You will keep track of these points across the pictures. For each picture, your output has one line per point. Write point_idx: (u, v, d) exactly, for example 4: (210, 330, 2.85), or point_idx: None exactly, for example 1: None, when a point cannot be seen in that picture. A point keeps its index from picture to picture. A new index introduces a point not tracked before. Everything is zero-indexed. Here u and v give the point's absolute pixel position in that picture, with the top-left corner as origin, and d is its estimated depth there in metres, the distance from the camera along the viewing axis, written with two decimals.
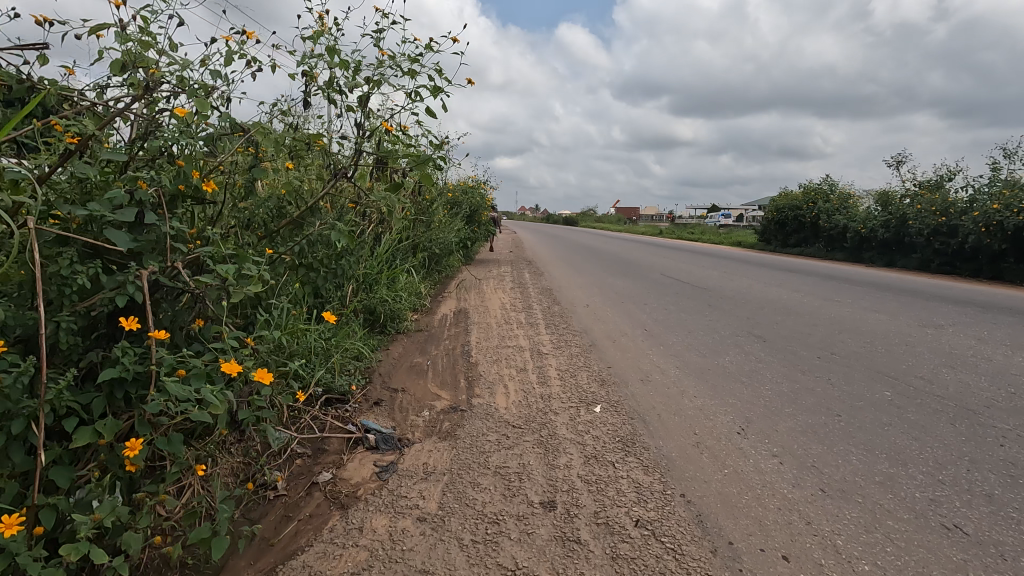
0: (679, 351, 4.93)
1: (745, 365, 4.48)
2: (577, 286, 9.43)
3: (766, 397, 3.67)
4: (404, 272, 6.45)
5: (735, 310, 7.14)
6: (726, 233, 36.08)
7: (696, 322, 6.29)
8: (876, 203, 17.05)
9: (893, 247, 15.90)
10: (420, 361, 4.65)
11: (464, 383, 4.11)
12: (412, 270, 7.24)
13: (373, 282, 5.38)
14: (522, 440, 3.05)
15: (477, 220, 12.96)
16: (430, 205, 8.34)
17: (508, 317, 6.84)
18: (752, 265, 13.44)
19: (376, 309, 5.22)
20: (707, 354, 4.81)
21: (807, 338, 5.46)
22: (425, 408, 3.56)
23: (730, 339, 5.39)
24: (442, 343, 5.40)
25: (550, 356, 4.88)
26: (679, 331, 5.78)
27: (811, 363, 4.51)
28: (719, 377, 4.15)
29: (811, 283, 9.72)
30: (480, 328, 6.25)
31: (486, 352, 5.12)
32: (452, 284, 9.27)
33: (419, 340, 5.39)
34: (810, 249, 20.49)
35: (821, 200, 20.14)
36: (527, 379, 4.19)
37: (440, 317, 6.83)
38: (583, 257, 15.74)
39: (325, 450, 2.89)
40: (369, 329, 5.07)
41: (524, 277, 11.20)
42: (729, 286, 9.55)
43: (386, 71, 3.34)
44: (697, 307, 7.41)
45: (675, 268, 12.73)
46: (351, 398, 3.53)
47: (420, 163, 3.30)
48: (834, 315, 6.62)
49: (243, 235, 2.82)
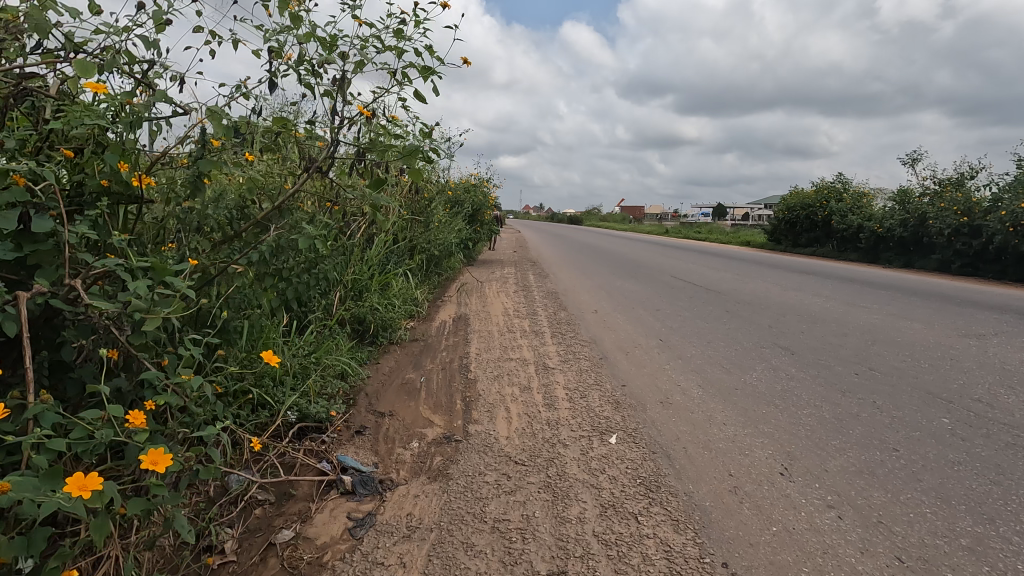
0: (700, 366, 4.45)
1: (776, 384, 4.00)
2: (584, 289, 8.95)
3: (806, 426, 3.19)
4: (399, 276, 6.00)
5: (755, 317, 6.67)
6: (734, 232, 35.51)
7: (714, 331, 5.81)
8: (893, 202, 16.49)
9: (911, 248, 15.37)
10: (413, 379, 4.19)
11: (461, 406, 3.64)
12: (409, 273, 6.78)
13: (363, 289, 4.92)
14: (526, 482, 2.58)
15: (479, 220, 12.50)
16: (429, 204, 7.89)
17: (511, 324, 6.38)
18: (765, 266, 12.93)
19: (365, 319, 4.76)
20: (731, 370, 4.33)
21: (839, 351, 4.98)
22: (415, 438, 3.11)
23: (754, 352, 4.91)
24: (439, 355, 4.95)
25: (557, 372, 4.41)
26: (697, 342, 5.30)
27: (850, 382, 4.04)
28: (749, 399, 3.69)
29: (831, 286, 9.23)
30: (480, 337, 5.79)
31: (486, 367, 4.66)
32: (452, 288, 8.81)
33: (414, 352, 4.92)
34: (822, 249, 19.94)
35: (834, 198, 19.60)
36: (531, 401, 3.72)
37: (438, 325, 6.38)
38: (589, 257, 15.26)
39: (291, 496, 2.43)
40: (358, 341, 4.62)
41: (528, 279, 10.73)
42: (745, 289, 9.06)
43: (369, 48, 2.84)
44: (713, 313, 6.93)
45: (686, 269, 12.24)
46: (329, 427, 3.08)
47: (409, 155, 2.82)
48: (864, 324, 6.12)
49: (192, 240, 2.35)
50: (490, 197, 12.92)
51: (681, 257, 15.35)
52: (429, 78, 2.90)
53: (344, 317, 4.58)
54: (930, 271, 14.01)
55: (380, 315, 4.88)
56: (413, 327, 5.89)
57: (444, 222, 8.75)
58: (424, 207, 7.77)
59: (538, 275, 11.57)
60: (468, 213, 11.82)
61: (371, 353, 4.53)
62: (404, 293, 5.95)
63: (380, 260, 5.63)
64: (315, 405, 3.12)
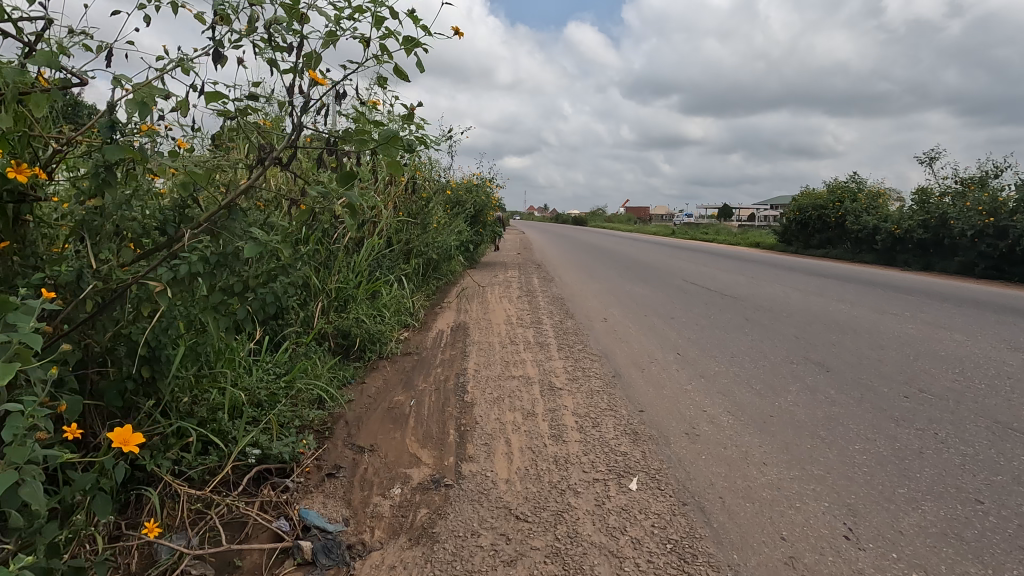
0: (727, 387, 3.94)
1: (817, 410, 3.48)
2: (591, 295, 8.45)
3: (865, 469, 2.68)
4: (393, 283, 5.53)
5: (778, 326, 6.16)
6: (741, 233, 34.94)
7: (736, 344, 5.28)
8: (911, 201, 15.90)
9: (932, 250, 14.82)
10: (401, 402, 3.71)
11: (454, 437, 3.14)
12: (404, 279, 6.31)
13: (347, 299, 4.42)
14: (528, 549, 2.09)
15: (482, 221, 12.01)
16: (426, 205, 7.43)
17: (514, 335, 5.86)
18: (780, 269, 12.39)
19: (350, 332, 4.24)
20: (763, 393, 3.81)
21: (880, 367, 4.47)
22: (397, 482, 2.61)
23: (785, 370, 4.38)
24: (433, 372, 4.47)
25: (565, 394, 3.91)
26: (719, 357, 4.77)
27: (903, 408, 3.51)
28: (789, 429, 3.18)
29: (854, 291, 8.71)
30: (480, 349, 5.29)
31: (486, 386, 4.16)
32: (452, 294, 8.31)
33: (405, 370, 4.42)
34: (835, 250, 19.37)
35: (848, 199, 19.04)
36: (535, 431, 3.22)
37: (435, 335, 5.90)
38: (595, 260, 14.76)
39: (234, 569, 1.95)
40: (342, 358, 4.14)
41: (532, 284, 10.24)
42: (762, 294, 8.55)
43: (341, 12, 2.33)
44: (732, 321, 6.42)
45: (697, 272, 11.71)
46: (294, 469, 2.59)
47: (387, 144, 2.31)
48: (901, 335, 5.58)
49: (106, 250, 1.86)
50: (493, 197, 12.41)
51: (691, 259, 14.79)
52: (414, 54, 2.39)
53: (321, 331, 4.08)
54: (953, 273, 13.41)
55: (365, 328, 4.37)
56: (405, 339, 5.38)
57: (443, 223, 8.25)
58: (420, 208, 7.26)
59: (543, 278, 11.06)
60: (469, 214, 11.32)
61: (353, 371, 4.03)
62: (396, 302, 5.47)
63: (367, 266, 5.12)
64: (280, 442, 2.64)
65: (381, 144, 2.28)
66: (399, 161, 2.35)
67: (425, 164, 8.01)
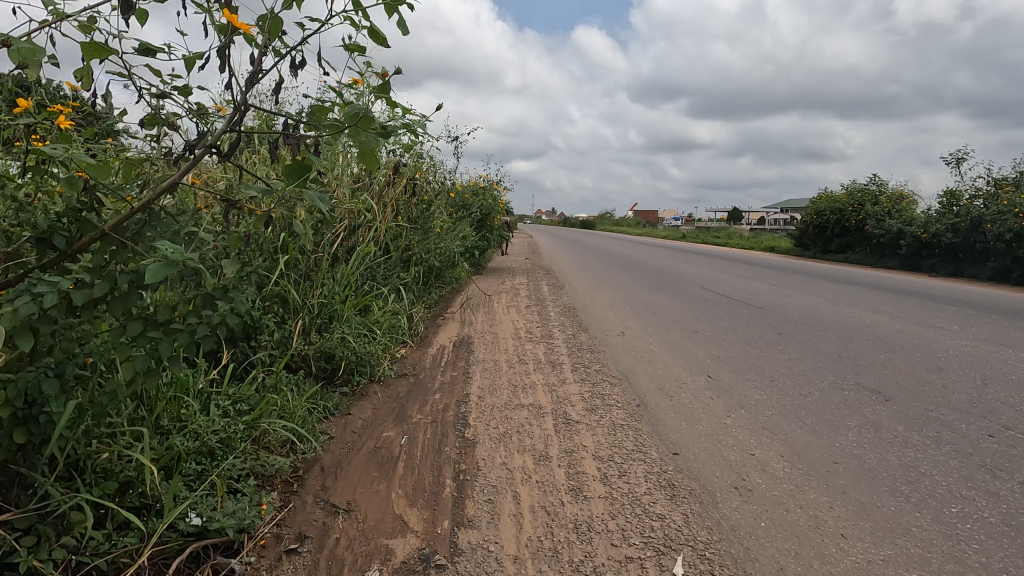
0: (775, 423, 3.34)
1: (890, 456, 2.89)
2: (604, 305, 7.87)
3: (976, 548, 2.10)
4: (388, 295, 4.99)
5: (816, 342, 5.55)
6: (754, 237, 34.24)
7: (774, 364, 4.68)
8: (938, 205, 15.20)
9: (961, 255, 14.17)
10: (391, 441, 3.16)
11: (450, 491, 2.58)
12: (401, 289, 5.77)
13: (331, 317, 3.86)
14: None
15: (488, 226, 11.45)
16: (427, 209, 6.94)
17: (522, 352, 5.29)
18: (802, 275, 11.78)
19: (333, 355, 3.67)
20: (821, 431, 3.22)
21: (947, 395, 3.87)
22: (376, 561, 2.05)
23: (838, 399, 3.78)
24: (431, 398, 3.92)
25: (583, 429, 3.34)
26: (758, 382, 4.17)
27: (994, 453, 2.91)
28: (863, 483, 2.59)
29: (889, 300, 8.10)
30: (485, 369, 4.74)
31: (491, 417, 3.59)
32: (456, 303, 7.76)
33: (397, 397, 3.87)
34: (854, 254, 18.70)
35: (869, 201, 18.37)
36: (550, 482, 2.66)
37: (435, 351, 5.36)
38: (605, 265, 14.19)
39: None
40: (325, 385, 3.60)
41: (541, 291, 9.68)
42: (790, 304, 7.94)
43: None
44: (763, 336, 5.82)
45: (716, 279, 11.11)
46: (244, 546, 2.03)
47: (356, 123, 1.72)
48: (959, 354, 4.95)
49: None
50: (500, 201, 11.88)
51: (707, 264, 14.18)
52: (397, 11, 1.84)
53: (299, 354, 3.53)
54: (984, 280, 12.77)
55: (351, 349, 3.80)
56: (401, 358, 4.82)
57: (446, 228, 7.70)
58: (419, 213, 6.72)
59: (553, 286, 10.48)
60: (475, 218, 10.78)
61: (335, 402, 3.48)
62: (391, 317, 4.92)
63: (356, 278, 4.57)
64: (228, 507, 2.10)
65: (351, 124, 1.71)
66: (373, 145, 1.75)
67: (427, 165, 7.47)
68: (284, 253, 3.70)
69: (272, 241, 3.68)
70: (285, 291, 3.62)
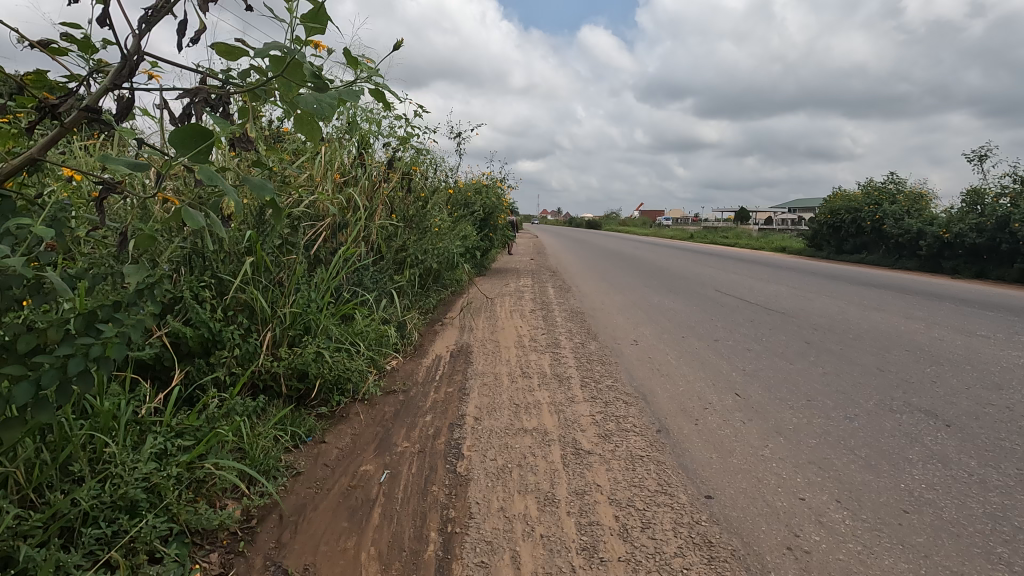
0: (824, 457, 2.84)
1: (973, 504, 2.38)
2: (614, 310, 7.35)
3: None
4: (376, 301, 4.51)
5: (851, 353, 5.04)
6: (763, 237, 33.60)
7: (809, 380, 4.17)
8: (961, 204, 14.60)
9: (986, 256, 13.60)
10: (369, 478, 2.68)
11: (434, 550, 2.10)
12: (394, 294, 5.29)
13: (307, 327, 3.38)
14: None
15: (492, 225, 10.94)
16: (424, 207, 6.45)
17: (526, 364, 4.80)
18: (821, 277, 11.24)
19: (306, 374, 3.17)
20: (880, 468, 2.72)
21: (1016, 420, 3.35)
22: None
23: (890, 425, 3.28)
24: (421, 421, 3.45)
25: (596, 462, 2.84)
26: (793, 402, 3.66)
27: None
28: (949, 545, 2.09)
29: (920, 305, 7.57)
30: (484, 384, 4.25)
31: (488, 446, 3.10)
32: (456, 308, 7.28)
33: (381, 421, 3.39)
34: (871, 255, 18.10)
35: (887, 200, 17.76)
36: (558, 538, 2.18)
37: (430, 362, 4.88)
38: (614, 266, 13.65)
39: None
40: (294, 408, 3.15)
41: (546, 294, 9.17)
42: (813, 309, 7.41)
43: None
44: (791, 346, 5.30)
45: (731, 281, 10.57)
46: None
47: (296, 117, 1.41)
48: (1015, 369, 4.42)
49: None
50: (504, 199, 11.38)
51: (718, 265, 13.64)
52: None
53: (267, 373, 3.06)
54: (1012, 282, 12.22)
55: (330, 365, 3.31)
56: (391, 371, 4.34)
57: (445, 227, 7.23)
58: (416, 212, 6.25)
59: (559, 289, 9.93)
60: (478, 217, 10.32)
61: (305, 429, 3.01)
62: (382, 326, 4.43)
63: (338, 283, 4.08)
64: None
65: (275, 72, 1.33)
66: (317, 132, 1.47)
67: (425, 160, 7.01)
68: (252, 253, 3.24)
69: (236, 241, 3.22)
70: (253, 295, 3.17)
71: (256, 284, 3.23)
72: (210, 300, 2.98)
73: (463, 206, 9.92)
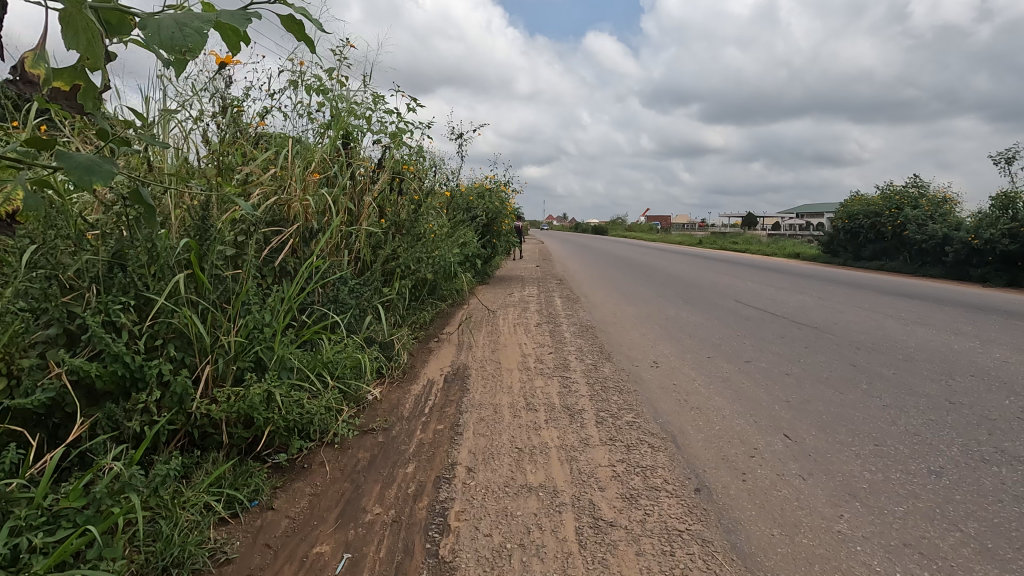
0: (922, 536, 2.17)
1: None
2: (628, 325, 6.68)
3: None
4: (353, 320, 3.88)
5: (909, 379, 4.35)
6: (773, 243, 32.83)
7: (870, 417, 3.50)
8: (989, 208, 13.87)
9: (1019, 263, 12.86)
10: (321, 567, 2.04)
11: None
12: (380, 311, 4.65)
13: (264, 358, 2.71)
14: None
15: (494, 232, 10.29)
16: (417, 211, 5.82)
17: (531, 391, 4.16)
18: (847, 286, 10.51)
19: (255, 420, 2.50)
20: (1005, 556, 2.04)
21: None
22: None
23: (992, 484, 2.60)
24: (401, 473, 2.80)
25: (623, 541, 2.18)
26: (859, 451, 2.99)
27: None
28: None
29: (966, 319, 6.86)
30: (481, 419, 3.59)
31: (483, 511, 2.44)
32: (454, 322, 6.63)
33: (351, 474, 2.76)
34: (892, 262, 17.32)
35: (909, 204, 16.98)
36: None
37: (421, 390, 4.22)
38: (624, 274, 12.95)
39: None
40: (236, 461, 2.52)
41: (553, 306, 8.51)
42: (849, 323, 6.71)
43: None
44: (837, 370, 4.61)
45: (751, 291, 9.87)
46: None
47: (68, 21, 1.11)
48: None
49: None
50: (508, 204, 10.73)
51: (733, 273, 12.98)
52: None
53: (203, 417, 2.44)
54: None
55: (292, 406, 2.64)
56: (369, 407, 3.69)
57: (443, 234, 6.61)
58: (408, 217, 5.64)
59: (567, 299, 9.25)
60: (480, 223, 9.73)
61: (249, 491, 2.38)
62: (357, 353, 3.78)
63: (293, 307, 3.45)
64: None
65: None
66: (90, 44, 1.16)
67: (420, 160, 6.40)
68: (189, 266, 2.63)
69: (170, 250, 2.64)
70: (194, 314, 2.58)
71: (195, 304, 2.62)
72: (129, 327, 2.37)
73: (464, 211, 9.34)
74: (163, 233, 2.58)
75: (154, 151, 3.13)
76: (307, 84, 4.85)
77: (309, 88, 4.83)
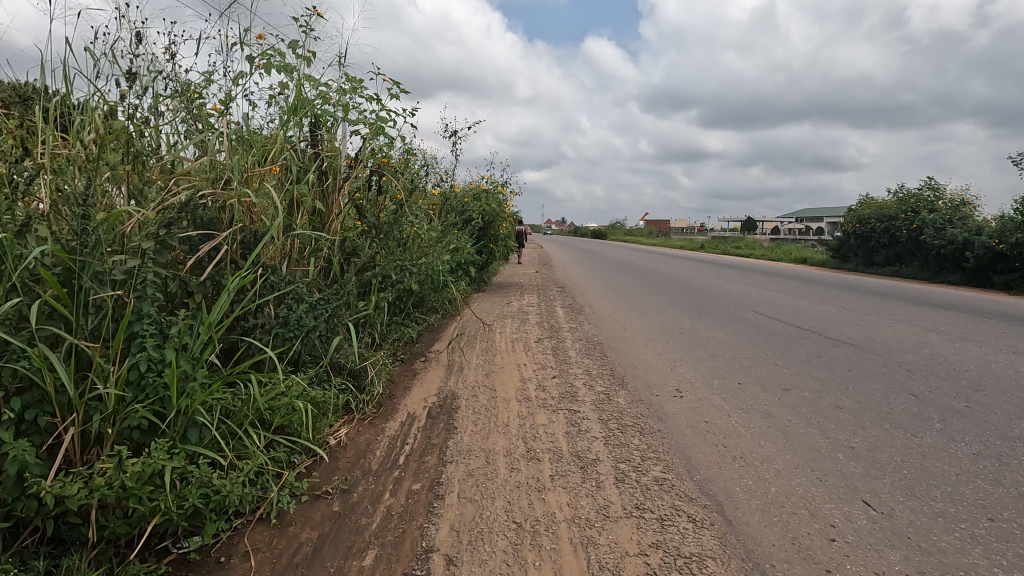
0: None
1: None
2: (639, 342, 5.93)
3: None
4: (308, 347, 3.11)
5: (989, 414, 3.60)
6: (776, 247, 32.13)
7: (965, 475, 2.74)
8: (1014, 212, 13.18)
9: None
10: None
11: None
12: (349, 331, 3.89)
13: (163, 411, 1.94)
14: None
15: (490, 236, 9.54)
16: (400, 212, 5.07)
17: (531, 432, 3.40)
18: (870, 295, 9.77)
19: (134, 508, 1.74)
20: None
21: None
22: None
23: None
24: (353, 570, 2.03)
25: None
26: (974, 531, 2.24)
27: None
28: None
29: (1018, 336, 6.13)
30: (468, 475, 2.83)
31: None
32: (443, 338, 5.87)
33: (283, 571, 1.99)
34: (906, 267, 16.61)
35: (925, 207, 16.27)
36: None
37: (396, 430, 3.46)
38: (628, 281, 12.21)
39: None
40: (110, 567, 1.77)
41: (554, 317, 7.76)
42: (889, 340, 5.96)
43: None
44: (898, 403, 3.85)
45: (769, 300, 9.12)
46: None
47: None
48: None
49: None
50: (506, 206, 9.98)
51: (745, 280, 12.24)
52: None
53: (60, 505, 1.69)
54: None
55: (196, 484, 1.86)
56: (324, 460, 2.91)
57: (431, 239, 5.86)
58: (389, 219, 4.88)
59: (569, 309, 8.49)
60: (475, 227, 9.00)
61: None
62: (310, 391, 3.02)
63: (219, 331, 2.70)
64: None
65: None
66: None
67: (404, 156, 5.66)
68: (51, 287, 1.86)
69: (21, 261, 1.85)
70: (55, 354, 1.82)
71: (61, 339, 1.87)
72: None
73: (457, 214, 8.61)
74: (9, 238, 1.78)
75: (38, 133, 2.38)
76: (267, 62, 4.09)
77: (271, 67, 4.07)
